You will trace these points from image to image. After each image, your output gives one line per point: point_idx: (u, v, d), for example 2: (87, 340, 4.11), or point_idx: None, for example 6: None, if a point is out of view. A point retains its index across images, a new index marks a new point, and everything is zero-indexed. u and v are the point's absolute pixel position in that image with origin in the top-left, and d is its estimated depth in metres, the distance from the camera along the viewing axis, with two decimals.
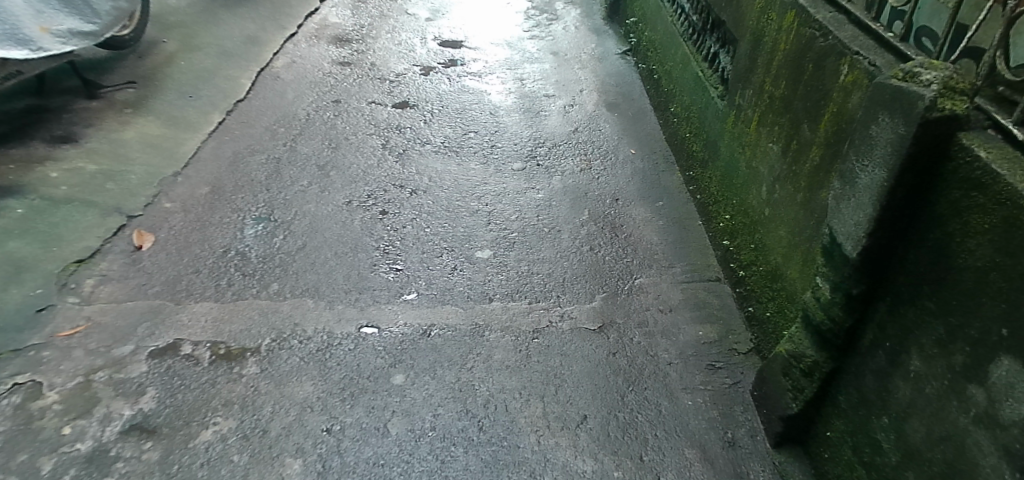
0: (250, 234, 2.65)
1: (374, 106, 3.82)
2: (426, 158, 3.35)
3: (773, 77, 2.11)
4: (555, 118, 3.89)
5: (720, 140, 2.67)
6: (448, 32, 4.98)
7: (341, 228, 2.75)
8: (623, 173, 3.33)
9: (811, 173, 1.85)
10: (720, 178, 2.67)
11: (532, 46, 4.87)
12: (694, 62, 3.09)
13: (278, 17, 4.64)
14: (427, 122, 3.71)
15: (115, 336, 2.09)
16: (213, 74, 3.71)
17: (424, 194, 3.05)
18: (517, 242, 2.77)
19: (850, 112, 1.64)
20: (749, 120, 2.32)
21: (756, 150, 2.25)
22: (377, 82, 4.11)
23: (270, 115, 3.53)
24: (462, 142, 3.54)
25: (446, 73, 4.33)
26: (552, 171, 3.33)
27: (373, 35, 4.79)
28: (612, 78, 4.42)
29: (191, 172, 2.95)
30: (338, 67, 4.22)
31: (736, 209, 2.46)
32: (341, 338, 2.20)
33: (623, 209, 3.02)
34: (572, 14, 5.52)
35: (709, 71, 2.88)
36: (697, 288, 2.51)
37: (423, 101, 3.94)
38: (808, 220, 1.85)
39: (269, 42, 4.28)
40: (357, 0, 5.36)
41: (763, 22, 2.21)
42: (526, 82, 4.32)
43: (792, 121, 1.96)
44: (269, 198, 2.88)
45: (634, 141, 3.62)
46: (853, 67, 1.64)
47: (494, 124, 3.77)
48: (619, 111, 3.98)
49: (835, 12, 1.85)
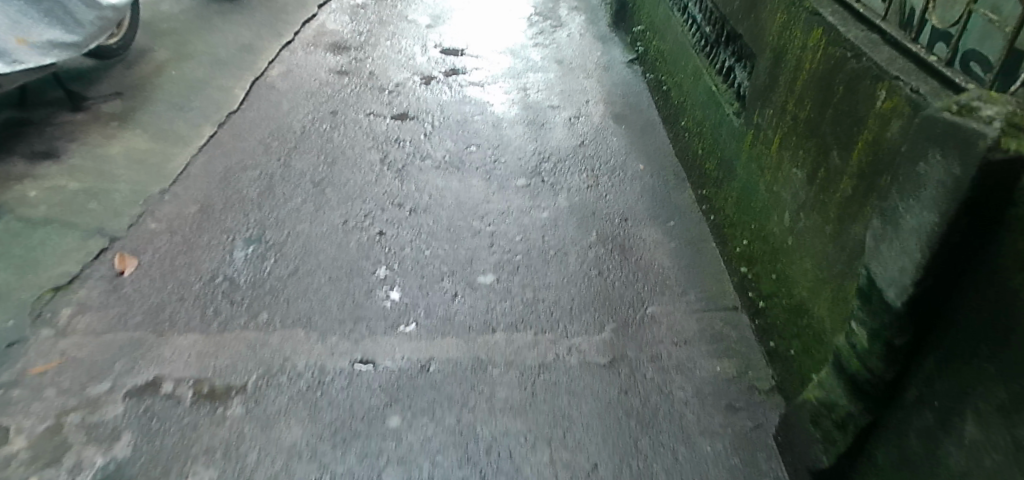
0: (240, 257, 2.50)
1: (372, 118, 3.68)
2: (426, 174, 3.21)
3: (796, 98, 1.97)
4: (560, 130, 3.75)
5: (736, 160, 2.52)
6: (450, 39, 4.84)
7: (336, 250, 2.61)
8: (632, 190, 3.18)
9: (841, 205, 1.70)
10: (736, 200, 2.53)
11: (535, 54, 4.74)
12: (707, 75, 2.94)
13: (273, 24, 4.51)
14: (428, 135, 3.57)
15: (91, 373, 1.95)
16: (205, 84, 3.59)
17: (424, 213, 2.91)
18: (521, 266, 2.63)
19: (888, 142, 1.50)
20: (769, 142, 2.18)
21: (778, 174, 2.11)
22: (376, 93, 3.97)
23: (264, 129, 3.39)
24: (464, 156, 3.40)
25: (447, 83, 4.20)
26: (558, 188, 3.19)
27: (372, 42, 4.66)
28: (619, 88, 4.28)
29: (180, 189, 2.81)
30: (336, 77, 4.09)
31: (754, 235, 2.31)
32: (334, 374, 2.06)
33: (632, 229, 2.89)
34: (576, 21, 5.38)
35: (723, 86, 2.73)
36: (713, 318, 2.37)
37: (423, 112, 3.81)
38: (839, 256, 1.71)
39: (265, 51, 4.14)
40: (357, 6, 5.23)
41: (785, 38, 2.06)
42: (530, 92, 4.18)
43: (819, 146, 1.82)
44: (261, 218, 2.74)
45: (642, 156, 3.48)
46: (891, 93, 1.49)
47: (496, 137, 3.62)
48: (627, 123, 3.84)
49: (868, 31, 1.71)
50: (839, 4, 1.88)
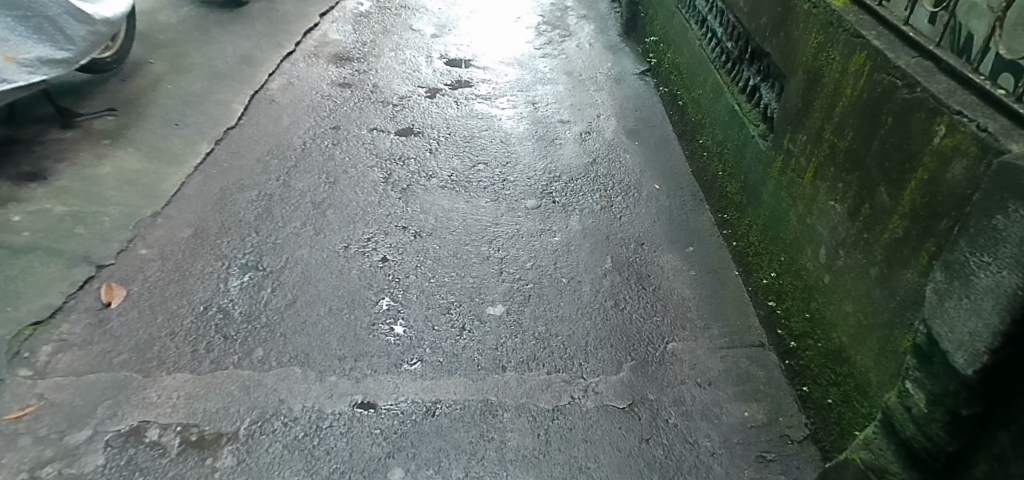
0: (234, 286, 2.35)
1: (376, 134, 3.56)
2: (432, 194, 3.08)
3: (835, 125, 1.84)
4: (571, 147, 3.60)
5: (763, 185, 2.38)
6: (455, 50, 4.71)
7: (337, 278, 2.47)
8: (648, 212, 3.04)
9: (890, 247, 1.57)
10: (762, 228, 2.39)
11: (544, 66, 4.59)
12: (728, 93, 2.80)
13: (274, 35, 4.41)
14: (434, 152, 3.44)
15: (70, 419, 1.81)
16: (202, 98, 3.49)
17: (429, 237, 2.77)
18: (532, 295, 2.48)
19: (949, 184, 1.37)
20: (802, 170, 2.05)
21: (813, 206, 1.97)
22: (379, 106, 3.87)
23: (263, 145, 3.29)
24: (472, 175, 3.26)
25: (453, 96, 4.06)
26: (570, 210, 3.04)
27: (375, 53, 4.53)
28: (631, 101, 4.13)
29: (173, 212, 2.68)
30: (338, 89, 4.00)
31: (784, 267, 2.17)
32: (332, 419, 1.91)
33: (649, 255, 2.73)
34: (585, 30, 5.23)
35: (747, 105, 2.60)
36: (739, 356, 2.21)
37: (428, 128, 3.68)
38: (887, 302, 1.57)
39: (265, 62, 4.07)
40: (360, 15, 5.10)
41: (820, 60, 1.93)
42: (539, 106, 4.04)
43: (863, 180, 1.69)
44: (257, 243, 2.60)
45: (658, 174, 3.33)
46: (952, 129, 1.37)
47: (505, 154, 3.49)
48: (641, 139, 3.69)
49: (919, 57, 1.58)
50: (883, 26, 1.74)
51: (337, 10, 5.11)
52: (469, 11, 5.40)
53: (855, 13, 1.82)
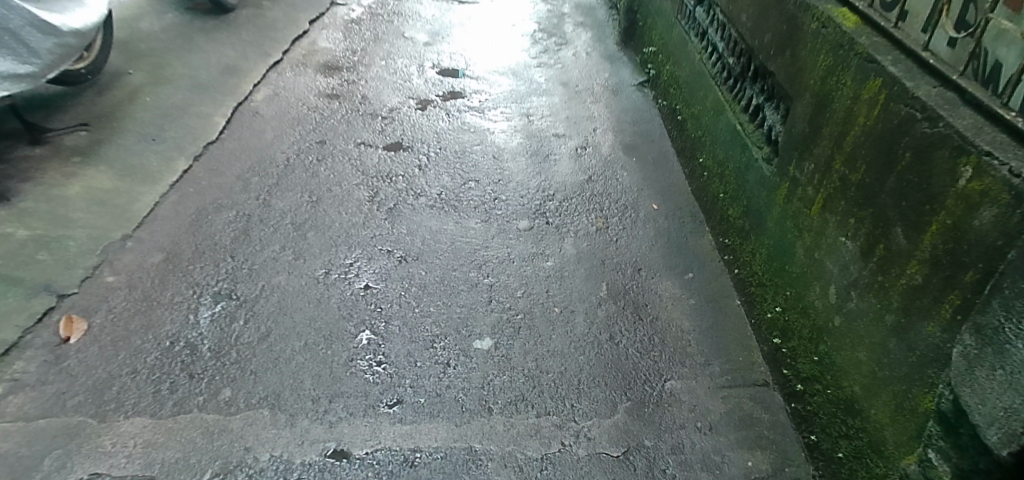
0: (205, 318, 2.21)
1: (363, 149, 3.43)
2: (420, 215, 2.95)
3: (846, 156, 1.71)
4: (566, 163, 3.47)
5: (766, 213, 2.25)
6: (448, 59, 4.57)
7: (315, 308, 2.33)
8: (646, 234, 2.90)
9: (907, 294, 1.43)
10: (765, 258, 2.25)
11: (539, 76, 4.46)
12: (729, 111, 2.67)
13: (260, 43, 4.27)
14: (423, 169, 3.31)
15: (15, 472, 1.68)
16: (182, 111, 3.36)
17: (415, 262, 2.63)
18: (522, 327, 2.34)
19: (975, 231, 1.24)
20: (809, 201, 1.91)
21: (821, 241, 1.84)
22: (367, 119, 3.74)
23: (244, 161, 3.16)
24: (462, 194, 3.13)
25: (444, 108, 3.92)
26: (564, 232, 2.91)
27: (365, 62, 4.39)
28: (629, 114, 3.99)
29: (144, 235, 2.55)
30: (325, 101, 3.86)
31: (789, 302, 2.04)
32: (302, 471, 1.77)
33: (647, 282, 2.59)
34: (582, 38, 5.10)
35: (750, 126, 2.47)
36: (741, 396, 2.08)
37: (418, 142, 3.55)
38: (905, 356, 1.44)
39: (249, 72, 3.93)
40: (351, 21, 4.96)
41: (829, 84, 1.80)
42: (533, 119, 3.90)
43: (877, 218, 1.56)
44: (232, 269, 2.47)
45: (656, 193, 3.20)
46: (979, 171, 1.24)
47: (497, 171, 3.35)
48: (639, 155, 3.55)
49: (941, 87, 1.44)
50: (899, 50, 1.61)
51: (328, 16, 4.98)
52: (463, 17, 5.26)
53: (868, 35, 1.69)
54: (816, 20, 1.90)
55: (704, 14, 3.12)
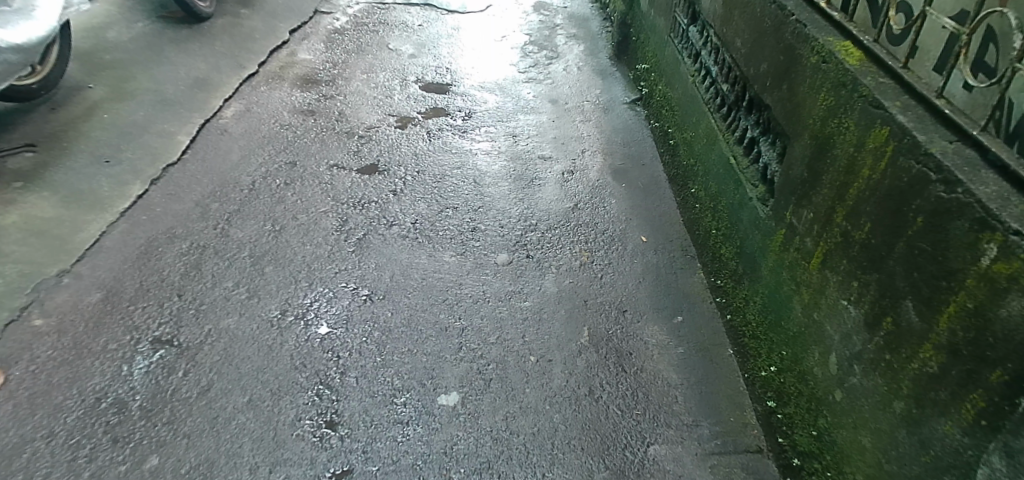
0: (138, 370, 2.03)
1: (335, 172, 3.22)
2: (390, 246, 2.75)
3: (848, 210, 1.52)
4: (551, 188, 3.26)
5: (761, 259, 2.06)
6: (433, 73, 4.37)
7: (264, 357, 2.13)
8: (633, 271, 2.69)
9: (918, 382, 1.23)
10: (759, 308, 2.05)
11: (527, 92, 4.26)
12: (723, 142, 2.48)
13: (235, 55, 4.06)
14: (398, 195, 3.11)
15: None
16: (143, 129, 3.15)
17: (381, 302, 2.43)
18: (493, 380, 2.13)
19: (1004, 323, 1.04)
20: (808, 254, 1.72)
21: (820, 301, 1.63)
22: (343, 137, 3.53)
23: (205, 184, 2.96)
24: (438, 224, 2.93)
25: (425, 127, 3.73)
26: (545, 267, 2.70)
27: (345, 75, 4.19)
28: (620, 135, 3.79)
29: (84, 271, 2.37)
30: (299, 117, 3.66)
31: (785, 362, 1.83)
32: None
33: (633, 326, 2.38)
34: (574, 51, 4.90)
35: (744, 161, 2.28)
36: (733, 465, 1.87)
37: (395, 165, 3.35)
38: (916, 453, 1.24)
39: (220, 87, 3.72)
40: (334, 32, 4.76)
41: (831, 126, 1.62)
42: (519, 139, 3.70)
43: (882, 286, 1.36)
44: (177, 310, 2.27)
45: (645, 224, 2.99)
46: (1009, 251, 1.04)
47: (477, 197, 3.15)
48: (628, 180, 3.35)
49: (959, 142, 1.25)
50: (910, 94, 1.41)
51: (310, 26, 4.79)
52: (452, 28, 5.06)
53: (873, 75, 1.50)
54: (816, 54, 1.72)
55: (697, 35, 2.94)
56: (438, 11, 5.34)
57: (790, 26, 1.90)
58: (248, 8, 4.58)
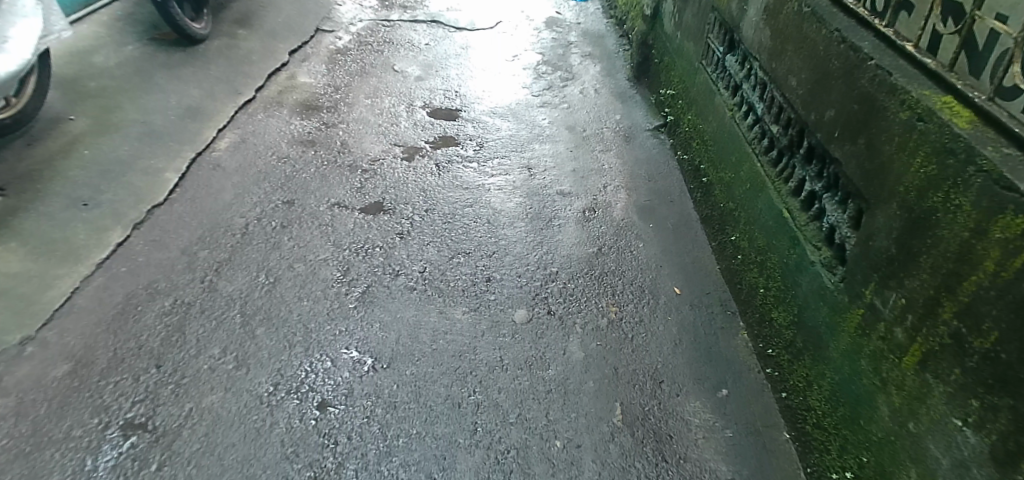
0: (104, 465, 1.78)
1: (337, 212, 2.96)
2: (397, 301, 2.47)
3: (961, 308, 1.31)
4: (571, 230, 2.99)
5: (829, 335, 1.81)
6: (442, 97, 4.10)
7: (250, 445, 1.86)
8: (668, 331, 2.42)
9: None
10: (827, 393, 1.81)
11: (542, 118, 3.99)
12: (774, 191, 2.25)
13: (230, 79, 3.81)
14: (406, 238, 2.84)
15: None
16: (127, 166, 2.89)
17: (385, 371, 2.14)
18: (514, 472, 1.87)
19: None
20: (898, 348, 1.50)
21: (918, 410, 1.42)
22: (345, 172, 3.27)
23: (193, 228, 2.69)
24: (450, 273, 2.66)
25: (433, 159, 3.46)
26: (570, 325, 2.43)
27: (348, 101, 3.93)
28: (643, 167, 3.51)
29: (51, 337, 2.11)
30: (298, 149, 3.40)
31: (866, 468, 1.61)
32: None
33: (672, 402, 2.12)
34: (590, 71, 4.63)
35: (803, 217, 2.04)
36: None
37: (401, 203, 3.08)
38: None
39: (213, 116, 3.47)
40: (337, 52, 4.51)
41: (929, 201, 1.42)
42: (535, 172, 3.43)
43: (1020, 415, 1.17)
44: (154, 384, 2.00)
45: (678, 272, 2.73)
46: None
47: (492, 240, 2.88)
48: (657, 219, 3.08)
49: None
50: None
51: (312, 45, 4.54)
52: (461, 47, 4.80)
53: (994, 144, 1.30)
54: (907, 108, 1.52)
55: (736, 65, 2.70)
56: (445, 28, 5.08)
57: (868, 71, 1.68)
58: (246, 28, 4.34)
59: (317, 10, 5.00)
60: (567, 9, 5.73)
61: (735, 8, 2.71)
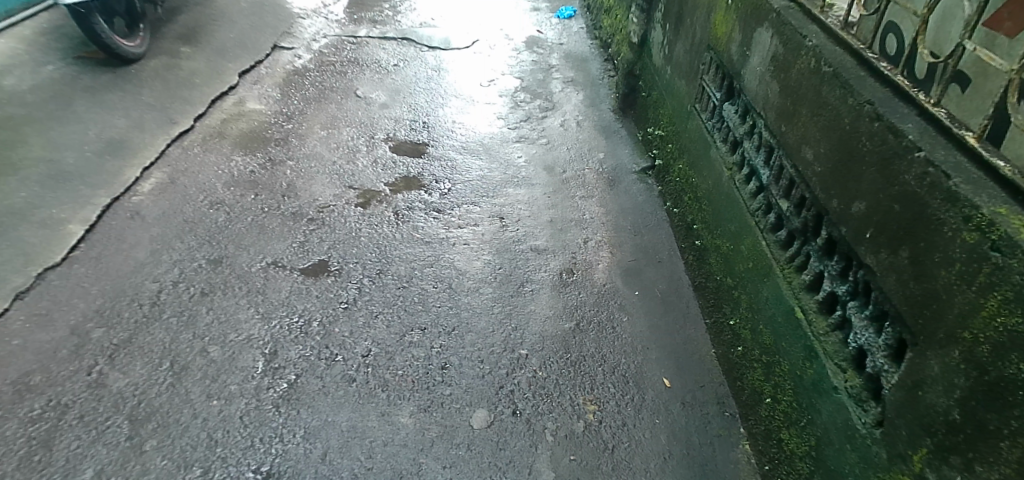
0: None
1: (272, 273, 2.54)
2: (330, 398, 2.05)
3: None
4: (545, 298, 2.59)
5: None
6: (407, 129, 3.68)
7: None
8: (654, 439, 2.02)
9: None
10: None
11: (518, 155, 3.58)
12: (783, 281, 1.85)
13: (166, 106, 3.35)
14: (351, 309, 2.43)
15: None
16: (21, 219, 2.48)
17: None
18: None
19: None
20: None
21: None
22: (288, 221, 2.84)
23: (92, 298, 2.27)
24: (397, 357, 2.24)
25: (392, 205, 3.04)
26: (537, 432, 2.02)
27: (300, 132, 3.49)
28: (629, 218, 3.12)
29: None
30: (237, 192, 2.96)
31: None
32: None
33: None
34: (573, 101, 4.23)
35: (822, 322, 1.64)
36: None
37: (349, 262, 2.66)
38: None
39: (140, 151, 3.02)
40: (294, 72, 4.06)
41: (1012, 365, 1.02)
42: (507, 223, 3.02)
43: None
44: None
45: (668, 357, 2.33)
46: None
47: (451, 313, 2.47)
48: (643, 285, 2.69)
49: None
50: None
51: (266, 64, 4.09)
52: (434, 70, 4.38)
53: None
54: (975, 227, 1.13)
55: (736, 117, 2.32)
56: (417, 46, 4.66)
57: (915, 165, 1.30)
58: (192, 45, 3.90)
59: (276, 24, 4.56)
60: (548, 27, 5.34)
61: (735, 53, 2.34)
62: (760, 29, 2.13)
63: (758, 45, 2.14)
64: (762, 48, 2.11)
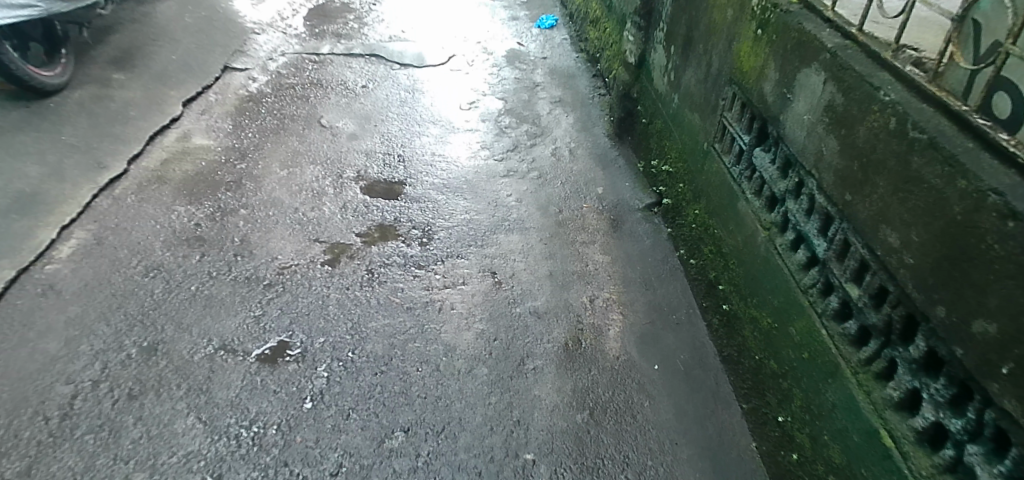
0: None
1: (219, 362, 2.09)
2: None
3: None
4: (550, 379, 2.19)
5: None
6: (379, 165, 3.24)
7: None
8: None
9: None
10: None
11: (507, 193, 3.16)
12: (859, 389, 1.51)
13: (92, 146, 2.87)
14: (318, 407, 1.99)
15: None
16: None
17: None
18: None
19: None
20: None
21: None
22: (241, 289, 2.38)
23: None
24: (375, 475, 1.83)
25: (366, 263, 2.60)
26: None
27: (256, 172, 3.02)
28: (637, 268, 2.73)
29: None
30: (179, 252, 2.49)
31: None
32: None
33: None
34: (563, 124, 3.82)
35: (925, 460, 1.32)
36: None
37: (316, 341, 2.22)
38: None
39: (58, 206, 2.55)
40: (249, 98, 3.58)
41: None
42: (500, 280, 2.61)
43: None
44: None
45: (701, 456, 1.97)
46: None
47: (441, 405, 2.05)
48: (663, 355, 2.31)
49: None
50: None
51: (217, 88, 3.60)
52: (408, 92, 3.94)
53: None
54: None
55: (775, 170, 1.96)
56: (388, 64, 4.22)
57: None
58: (127, 71, 3.41)
59: (228, 42, 4.06)
60: (530, 39, 4.93)
61: (770, 93, 1.97)
62: (807, 70, 1.76)
63: (804, 89, 1.78)
64: (810, 94, 1.74)
